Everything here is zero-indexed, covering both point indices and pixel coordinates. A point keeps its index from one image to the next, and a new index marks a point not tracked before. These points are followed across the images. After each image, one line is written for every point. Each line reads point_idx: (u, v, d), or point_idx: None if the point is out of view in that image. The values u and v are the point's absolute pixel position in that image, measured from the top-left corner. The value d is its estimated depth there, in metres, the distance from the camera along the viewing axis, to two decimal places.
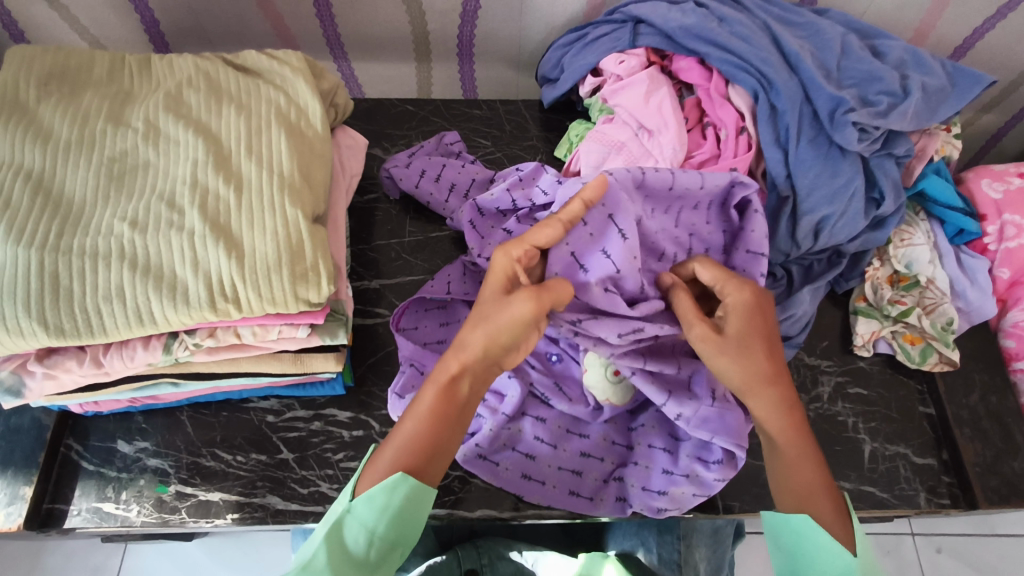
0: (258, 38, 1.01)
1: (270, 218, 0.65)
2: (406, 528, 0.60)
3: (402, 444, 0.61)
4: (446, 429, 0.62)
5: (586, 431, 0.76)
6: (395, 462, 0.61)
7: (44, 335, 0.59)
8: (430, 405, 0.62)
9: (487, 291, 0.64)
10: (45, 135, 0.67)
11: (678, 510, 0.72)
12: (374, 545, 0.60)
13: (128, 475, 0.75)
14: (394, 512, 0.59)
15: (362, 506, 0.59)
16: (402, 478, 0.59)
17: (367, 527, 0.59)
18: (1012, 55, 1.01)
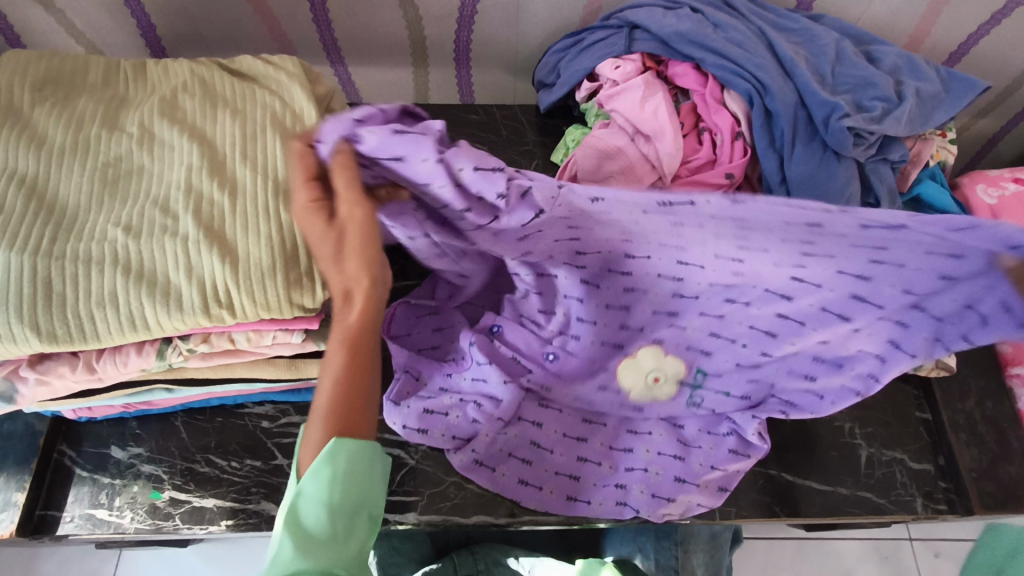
0: (254, 42, 1.01)
1: (264, 223, 0.65)
2: (367, 486, 0.54)
3: (328, 408, 0.53)
4: (359, 355, 0.53)
5: (584, 435, 0.76)
6: (327, 434, 0.53)
7: (38, 341, 0.59)
8: (340, 360, 0.53)
9: (316, 237, 0.53)
10: (40, 140, 0.67)
11: (682, 516, 0.73)
12: (333, 519, 0.52)
13: (121, 482, 0.74)
14: (346, 475, 0.52)
15: (309, 484, 0.52)
16: (339, 446, 0.52)
17: (324, 504, 0.52)
18: (1008, 60, 1.01)
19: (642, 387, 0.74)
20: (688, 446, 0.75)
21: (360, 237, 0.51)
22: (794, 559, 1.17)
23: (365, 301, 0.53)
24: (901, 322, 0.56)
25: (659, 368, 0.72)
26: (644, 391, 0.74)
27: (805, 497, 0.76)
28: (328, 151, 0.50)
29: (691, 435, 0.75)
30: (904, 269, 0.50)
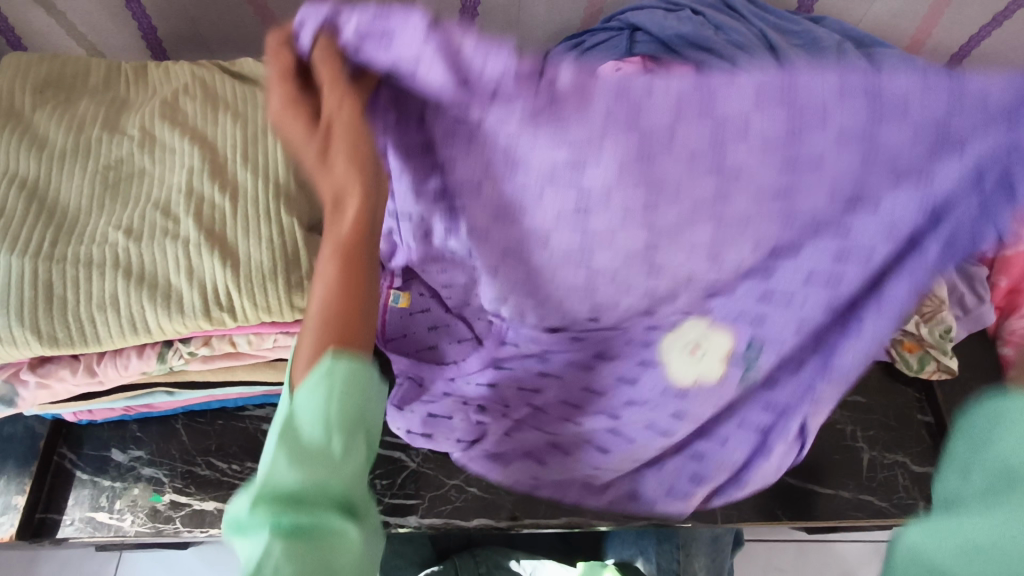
0: (255, 45, 1.02)
1: (265, 226, 0.65)
2: (368, 396, 0.44)
3: (322, 321, 0.46)
4: (357, 270, 0.48)
5: (603, 447, 0.69)
6: (321, 340, 0.45)
7: (38, 344, 0.59)
8: (333, 265, 0.48)
9: (302, 148, 0.51)
10: (41, 143, 0.67)
11: (703, 504, 0.72)
12: (332, 434, 0.41)
13: (122, 485, 0.74)
14: (349, 381, 0.43)
15: (306, 395, 0.42)
16: (335, 359, 0.43)
17: (323, 420, 0.41)
18: None
19: (683, 365, 0.61)
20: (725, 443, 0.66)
21: (351, 143, 0.49)
22: (796, 562, 1.16)
23: (358, 203, 0.49)
24: (937, 210, 0.43)
25: (699, 340, 0.59)
26: (683, 370, 0.61)
27: (808, 500, 0.75)
28: (308, 46, 0.49)
29: (734, 425, 0.64)
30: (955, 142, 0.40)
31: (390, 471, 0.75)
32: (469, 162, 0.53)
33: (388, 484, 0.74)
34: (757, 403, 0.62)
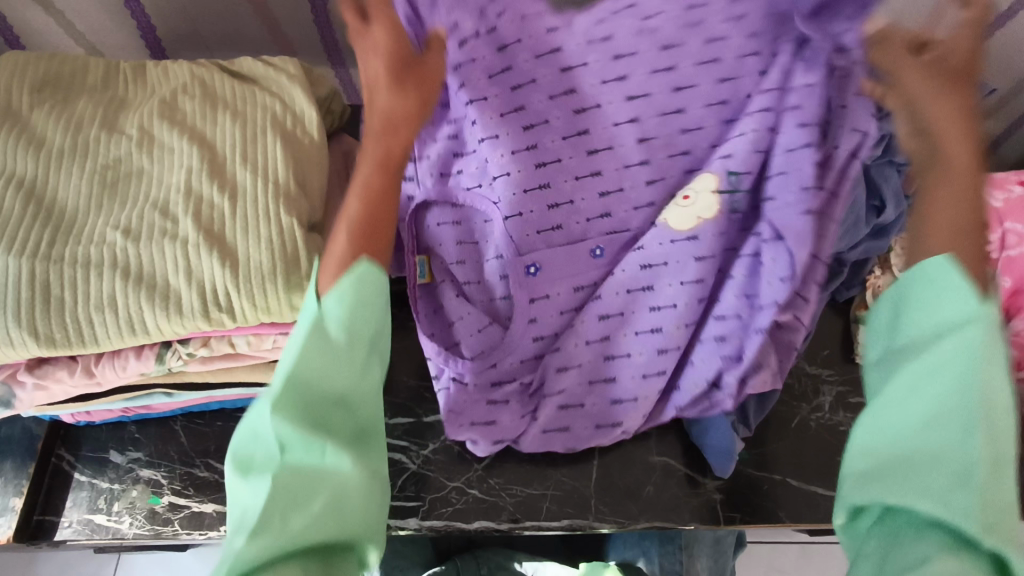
0: (255, 44, 1.01)
1: (265, 227, 0.64)
2: (380, 319, 0.58)
3: (364, 216, 0.60)
4: (386, 198, 0.61)
5: (613, 373, 0.69)
6: (352, 247, 0.58)
7: (36, 345, 0.58)
8: (371, 180, 0.61)
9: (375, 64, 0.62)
10: (39, 142, 0.67)
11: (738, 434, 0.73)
12: (353, 343, 0.56)
13: (120, 486, 0.73)
14: (364, 300, 0.57)
15: (334, 303, 0.56)
16: (365, 266, 0.57)
17: (343, 325, 0.56)
18: (1012, 62, 1.01)
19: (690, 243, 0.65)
20: (722, 338, 0.66)
21: (414, 86, 0.62)
22: (799, 563, 1.16)
23: (405, 140, 0.63)
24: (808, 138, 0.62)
25: (700, 212, 0.64)
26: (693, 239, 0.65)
27: (811, 503, 0.75)
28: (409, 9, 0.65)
29: (726, 306, 0.65)
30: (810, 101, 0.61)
31: (391, 473, 0.74)
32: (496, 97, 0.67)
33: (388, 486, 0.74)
34: (741, 286, 0.65)
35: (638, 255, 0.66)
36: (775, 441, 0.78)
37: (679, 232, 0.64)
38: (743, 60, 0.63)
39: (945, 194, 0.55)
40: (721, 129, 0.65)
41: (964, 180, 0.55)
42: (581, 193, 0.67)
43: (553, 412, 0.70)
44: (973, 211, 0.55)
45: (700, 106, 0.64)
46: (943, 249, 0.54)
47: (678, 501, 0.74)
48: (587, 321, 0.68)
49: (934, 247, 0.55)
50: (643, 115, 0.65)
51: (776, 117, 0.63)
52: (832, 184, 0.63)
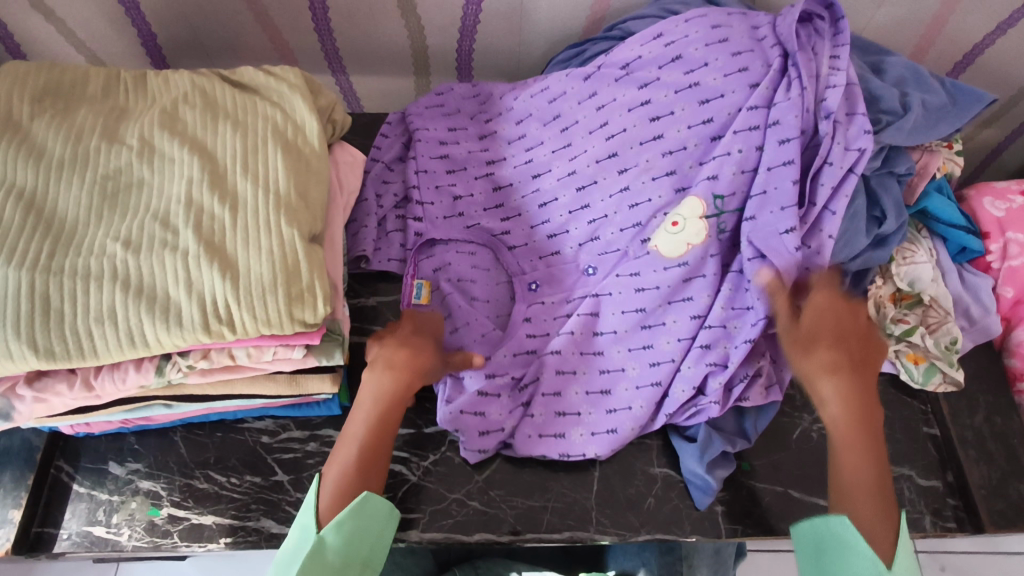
0: (256, 52, 1.01)
1: (265, 238, 0.64)
2: (376, 541, 0.64)
3: (366, 446, 0.67)
4: (391, 429, 0.68)
5: (608, 387, 0.74)
6: (356, 471, 0.65)
7: (34, 358, 0.58)
8: (381, 414, 0.68)
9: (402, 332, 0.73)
10: (39, 153, 0.66)
11: (732, 448, 0.74)
12: (348, 567, 0.61)
13: (120, 498, 0.73)
14: (360, 534, 0.63)
15: (334, 533, 0.61)
16: (367, 497, 0.63)
17: (342, 552, 0.61)
18: (1012, 70, 1.01)
19: (667, 239, 0.73)
20: (707, 348, 0.71)
21: (422, 330, 0.73)
22: None
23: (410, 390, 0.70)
24: (784, 142, 0.69)
25: (675, 212, 0.73)
26: (670, 242, 0.73)
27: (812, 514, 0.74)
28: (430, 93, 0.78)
29: (715, 316, 0.71)
30: (785, 111, 0.70)
31: (391, 484, 0.74)
32: (519, 146, 0.86)
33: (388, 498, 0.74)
34: (729, 300, 0.72)
35: (625, 272, 0.75)
36: (776, 451, 0.78)
37: (669, 257, 0.73)
38: (729, 78, 0.73)
39: (842, 454, 0.66)
40: (707, 147, 0.74)
41: (852, 449, 0.66)
42: (573, 218, 0.80)
43: (549, 416, 0.74)
44: (872, 475, 0.64)
45: (677, 130, 0.74)
46: (846, 510, 0.64)
47: (678, 513, 0.74)
48: (585, 334, 0.76)
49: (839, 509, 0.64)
50: (633, 126, 0.77)
51: (761, 135, 0.71)
52: (808, 201, 0.71)
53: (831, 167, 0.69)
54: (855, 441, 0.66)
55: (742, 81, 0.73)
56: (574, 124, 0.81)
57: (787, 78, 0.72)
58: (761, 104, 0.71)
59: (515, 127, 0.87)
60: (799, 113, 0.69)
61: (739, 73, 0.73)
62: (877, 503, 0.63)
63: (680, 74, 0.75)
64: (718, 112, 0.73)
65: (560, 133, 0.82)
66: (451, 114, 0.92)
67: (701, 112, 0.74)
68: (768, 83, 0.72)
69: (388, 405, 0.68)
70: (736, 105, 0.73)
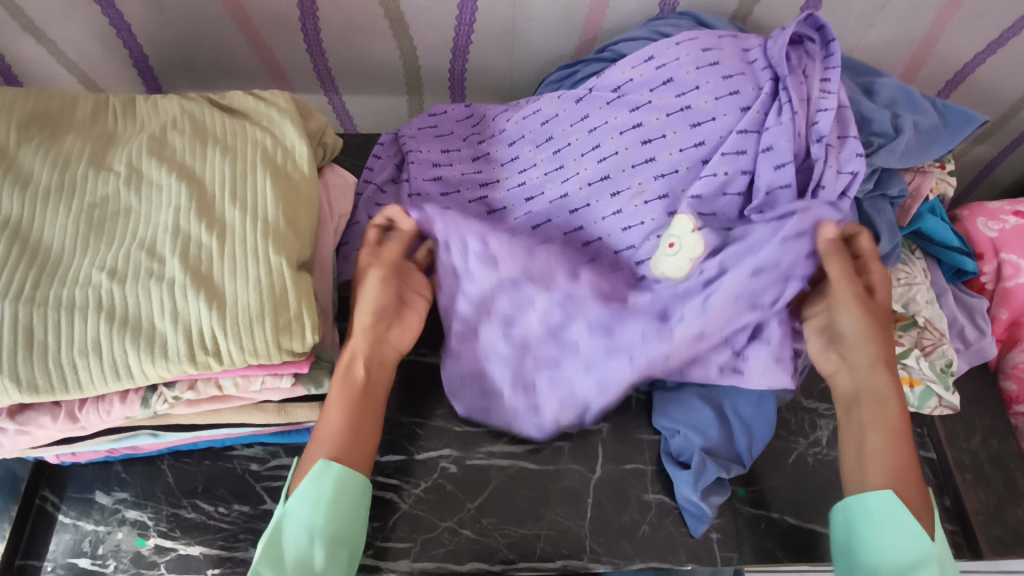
0: (249, 72, 1.01)
1: (253, 267, 0.63)
2: (348, 514, 0.64)
3: (333, 431, 0.66)
4: (358, 414, 0.68)
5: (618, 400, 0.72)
6: (319, 455, 0.65)
7: (16, 392, 0.57)
8: (343, 397, 0.67)
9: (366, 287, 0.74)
10: (25, 180, 0.66)
11: (729, 473, 0.73)
12: (314, 544, 0.61)
13: (106, 529, 0.72)
14: (328, 504, 0.63)
15: (298, 503, 0.63)
16: (323, 467, 0.64)
17: (306, 527, 0.62)
18: (1002, 88, 1.01)
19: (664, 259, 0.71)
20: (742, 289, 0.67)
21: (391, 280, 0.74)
22: None
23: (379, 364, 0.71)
24: (779, 164, 0.69)
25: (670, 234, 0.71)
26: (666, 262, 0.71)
27: (808, 541, 0.73)
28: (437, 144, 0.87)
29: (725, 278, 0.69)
30: (779, 132, 0.69)
31: (381, 513, 0.73)
32: (513, 167, 0.86)
33: (378, 527, 0.72)
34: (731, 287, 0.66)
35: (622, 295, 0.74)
36: (771, 477, 0.77)
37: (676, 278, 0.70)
38: (720, 101, 0.73)
39: (876, 426, 0.66)
40: (698, 170, 0.73)
41: (893, 419, 0.66)
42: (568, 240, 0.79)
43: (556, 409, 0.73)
44: (907, 454, 0.65)
45: (669, 152, 0.74)
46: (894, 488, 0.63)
47: (673, 540, 0.72)
48: (543, 341, 0.73)
49: (876, 483, 0.64)
50: (624, 148, 0.76)
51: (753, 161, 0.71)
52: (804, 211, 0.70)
53: (825, 191, 0.69)
54: (894, 418, 0.66)
55: (734, 104, 0.73)
56: (566, 146, 0.81)
57: (777, 102, 0.71)
58: (751, 126, 0.71)
59: (508, 150, 0.87)
60: (790, 138, 0.69)
61: (730, 96, 0.73)
62: (919, 485, 0.64)
63: (672, 97, 0.75)
64: (708, 134, 0.73)
65: (552, 156, 0.82)
66: (444, 135, 0.92)
67: (692, 136, 0.73)
68: (758, 106, 0.72)
69: (360, 375, 0.69)
70: (727, 129, 0.72)
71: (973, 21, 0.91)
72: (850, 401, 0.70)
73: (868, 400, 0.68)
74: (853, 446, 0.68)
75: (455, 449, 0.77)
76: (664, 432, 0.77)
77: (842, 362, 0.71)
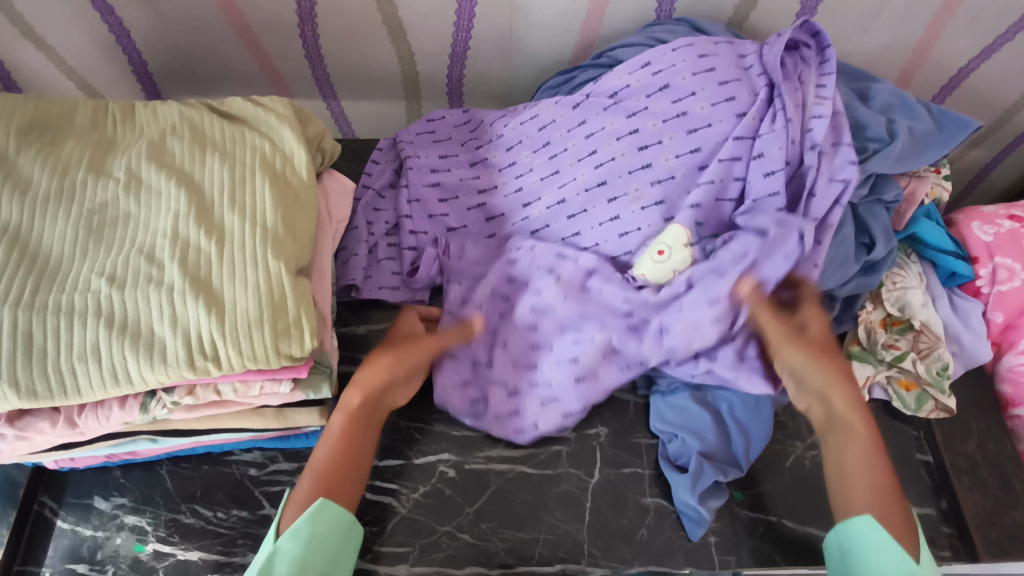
0: (248, 78, 1.02)
1: (252, 272, 0.63)
2: (340, 551, 0.64)
3: (327, 462, 0.68)
4: (355, 445, 0.69)
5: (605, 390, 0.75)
6: (314, 486, 0.66)
7: (15, 398, 0.57)
8: (339, 433, 0.69)
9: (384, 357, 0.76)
10: (25, 186, 0.66)
11: (727, 477, 0.73)
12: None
13: (104, 534, 0.72)
14: (320, 541, 0.63)
15: (289, 541, 0.63)
16: (322, 504, 0.65)
17: (297, 565, 0.62)
18: (997, 93, 1.02)
19: (654, 266, 0.71)
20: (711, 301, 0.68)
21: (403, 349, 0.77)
22: None
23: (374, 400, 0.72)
24: (770, 170, 0.70)
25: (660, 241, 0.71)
26: (657, 269, 0.71)
27: (806, 544, 0.73)
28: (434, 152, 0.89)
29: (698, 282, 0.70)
30: (773, 139, 0.70)
31: (379, 517, 0.73)
32: (511, 173, 0.86)
33: (377, 531, 0.72)
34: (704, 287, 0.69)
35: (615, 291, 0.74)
36: (769, 480, 0.77)
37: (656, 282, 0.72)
38: (716, 107, 0.74)
39: (852, 452, 0.68)
40: (694, 175, 0.74)
41: (865, 439, 0.69)
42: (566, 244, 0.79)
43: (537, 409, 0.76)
44: (881, 474, 0.67)
45: (665, 158, 0.74)
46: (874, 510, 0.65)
47: (671, 544, 0.73)
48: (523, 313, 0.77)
49: (859, 506, 0.66)
50: (620, 154, 0.76)
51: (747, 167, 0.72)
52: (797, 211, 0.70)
53: (818, 198, 0.69)
54: (868, 446, 0.68)
55: (730, 111, 0.73)
56: (564, 151, 0.81)
57: (772, 108, 0.72)
58: (745, 133, 0.72)
59: (506, 155, 0.87)
60: (784, 145, 0.69)
61: (726, 102, 0.74)
62: (897, 499, 0.66)
63: (668, 103, 0.76)
64: (703, 140, 0.73)
65: (550, 161, 0.82)
66: (441, 140, 0.92)
67: (687, 142, 0.74)
68: (752, 113, 0.72)
69: (356, 410, 0.71)
70: (723, 135, 0.73)
71: (967, 27, 0.92)
72: (831, 429, 0.71)
73: (835, 429, 0.71)
74: (834, 471, 0.69)
75: (454, 453, 0.77)
76: (661, 437, 0.77)
77: (808, 393, 0.73)
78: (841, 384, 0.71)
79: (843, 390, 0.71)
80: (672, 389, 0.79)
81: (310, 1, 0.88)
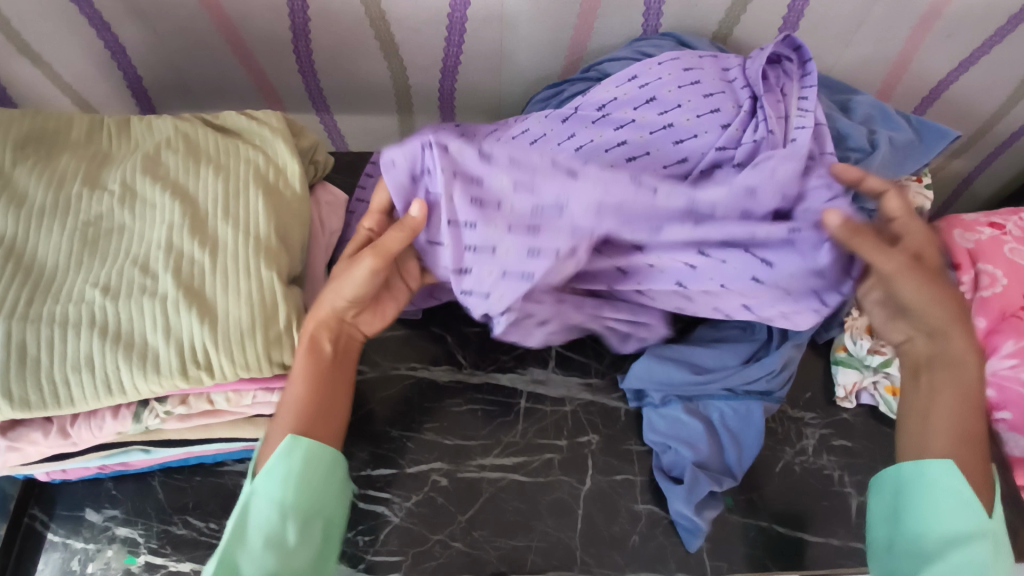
0: (241, 92, 1.03)
1: (244, 282, 0.64)
2: (325, 485, 0.65)
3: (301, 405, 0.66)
4: (323, 387, 0.67)
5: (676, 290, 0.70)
6: (285, 426, 0.65)
7: (8, 409, 0.57)
8: (302, 370, 0.66)
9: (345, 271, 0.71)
10: (20, 199, 0.67)
11: (721, 486, 0.74)
12: (284, 522, 0.61)
13: (95, 546, 0.72)
14: (298, 478, 0.63)
15: (264, 480, 0.63)
16: (294, 441, 0.64)
17: (274, 503, 0.62)
18: (975, 104, 1.05)
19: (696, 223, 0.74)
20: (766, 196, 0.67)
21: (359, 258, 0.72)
22: None
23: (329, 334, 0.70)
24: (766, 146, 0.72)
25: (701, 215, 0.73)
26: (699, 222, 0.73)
27: (797, 549, 0.74)
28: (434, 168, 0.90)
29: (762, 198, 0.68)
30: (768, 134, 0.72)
31: (372, 528, 0.73)
32: None
33: (370, 542, 0.73)
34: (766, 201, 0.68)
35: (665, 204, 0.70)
36: (760, 485, 0.78)
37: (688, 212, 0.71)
38: (702, 119, 0.75)
39: (947, 395, 0.68)
40: None
41: (971, 393, 0.67)
42: None
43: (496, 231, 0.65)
44: (975, 422, 0.67)
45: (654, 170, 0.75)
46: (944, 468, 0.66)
47: (664, 551, 0.73)
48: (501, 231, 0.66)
49: (941, 451, 0.66)
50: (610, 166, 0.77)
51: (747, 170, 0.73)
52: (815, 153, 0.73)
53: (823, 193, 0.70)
54: (968, 392, 0.67)
55: (715, 122, 0.75)
56: None
57: (754, 120, 0.74)
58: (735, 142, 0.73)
59: None
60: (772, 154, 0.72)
61: (711, 114, 0.75)
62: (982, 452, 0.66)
63: (654, 114, 0.77)
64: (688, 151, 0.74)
65: None
66: None
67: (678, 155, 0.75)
68: (739, 123, 0.74)
69: (312, 342, 0.67)
70: (708, 145, 0.74)
71: (944, 41, 0.95)
72: (935, 367, 0.70)
73: (939, 365, 0.70)
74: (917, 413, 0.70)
75: (446, 462, 0.77)
76: (654, 447, 0.78)
77: (919, 328, 0.71)
78: (960, 328, 0.69)
79: (949, 339, 0.69)
80: (665, 402, 0.79)
81: (303, 17, 0.90)
